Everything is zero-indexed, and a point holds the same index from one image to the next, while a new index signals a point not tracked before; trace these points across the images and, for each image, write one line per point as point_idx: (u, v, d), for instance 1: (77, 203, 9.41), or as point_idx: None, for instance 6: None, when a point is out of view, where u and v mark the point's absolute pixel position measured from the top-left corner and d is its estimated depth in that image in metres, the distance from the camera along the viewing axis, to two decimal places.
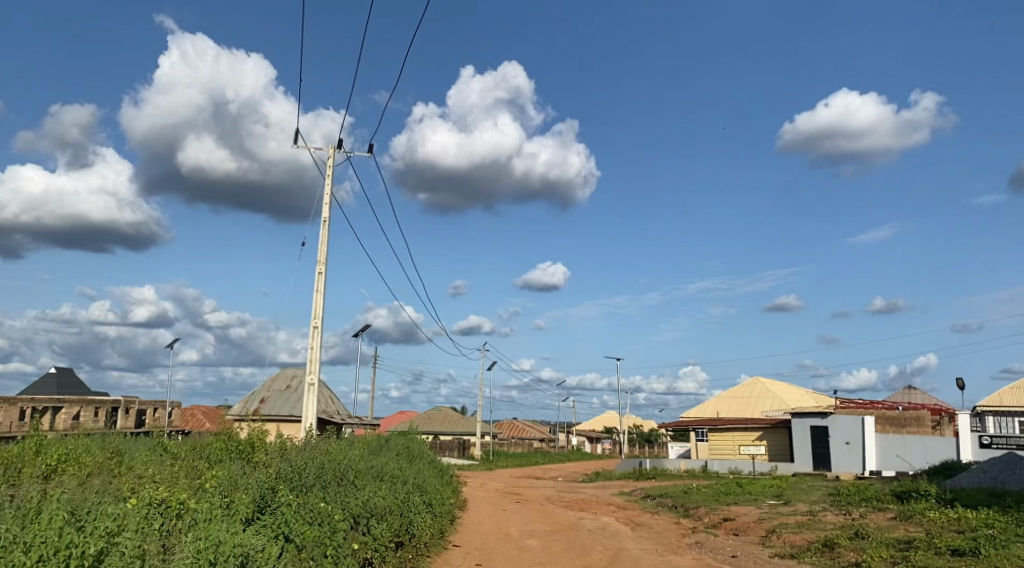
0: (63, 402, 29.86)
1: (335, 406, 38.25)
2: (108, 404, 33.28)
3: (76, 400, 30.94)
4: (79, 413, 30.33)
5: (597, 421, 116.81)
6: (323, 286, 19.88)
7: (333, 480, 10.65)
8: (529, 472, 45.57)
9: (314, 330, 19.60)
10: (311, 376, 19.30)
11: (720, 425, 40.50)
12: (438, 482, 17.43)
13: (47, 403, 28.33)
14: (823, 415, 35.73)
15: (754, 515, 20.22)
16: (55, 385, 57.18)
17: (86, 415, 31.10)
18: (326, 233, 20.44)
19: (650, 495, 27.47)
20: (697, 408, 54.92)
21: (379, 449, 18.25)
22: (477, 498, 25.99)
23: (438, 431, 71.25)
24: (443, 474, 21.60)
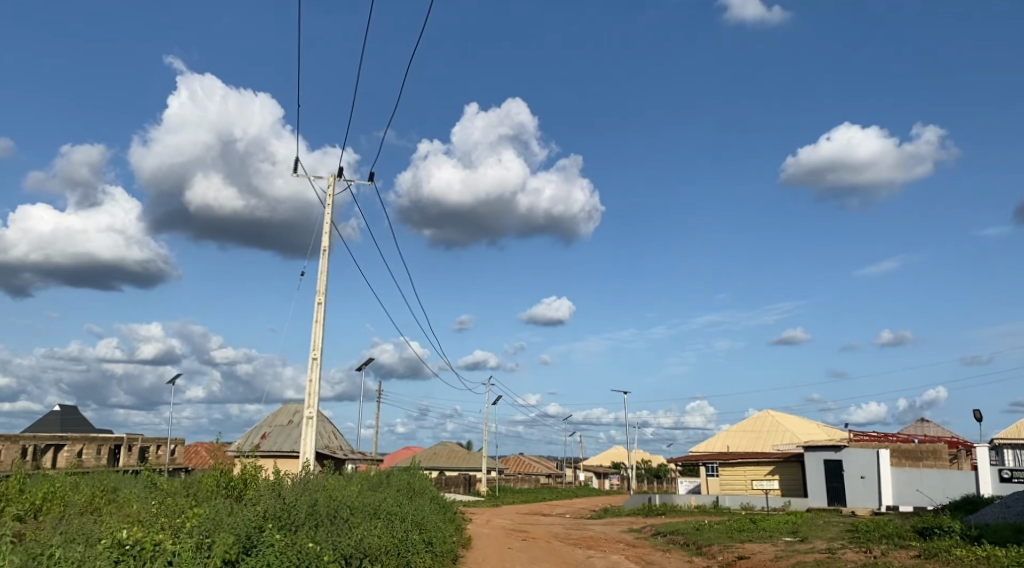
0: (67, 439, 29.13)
1: (338, 442, 37.55)
2: (112, 442, 32.50)
3: (81, 437, 30.19)
4: (82, 450, 29.59)
5: (606, 457, 115.36)
6: (322, 316, 19.39)
7: (325, 518, 10.05)
8: (536, 509, 44.55)
9: (313, 362, 19.05)
10: (309, 409, 18.73)
11: (731, 460, 39.56)
12: (440, 519, 16.76)
13: (50, 440, 27.66)
14: (837, 448, 34.73)
15: (770, 553, 19.42)
16: (58, 423, 56.63)
17: (90, 453, 30.37)
18: (326, 262, 20.00)
19: (661, 532, 26.60)
20: (707, 443, 53.90)
21: (379, 485, 17.63)
22: (482, 536, 25.22)
23: (444, 467, 70.19)
24: (446, 511, 20.89)
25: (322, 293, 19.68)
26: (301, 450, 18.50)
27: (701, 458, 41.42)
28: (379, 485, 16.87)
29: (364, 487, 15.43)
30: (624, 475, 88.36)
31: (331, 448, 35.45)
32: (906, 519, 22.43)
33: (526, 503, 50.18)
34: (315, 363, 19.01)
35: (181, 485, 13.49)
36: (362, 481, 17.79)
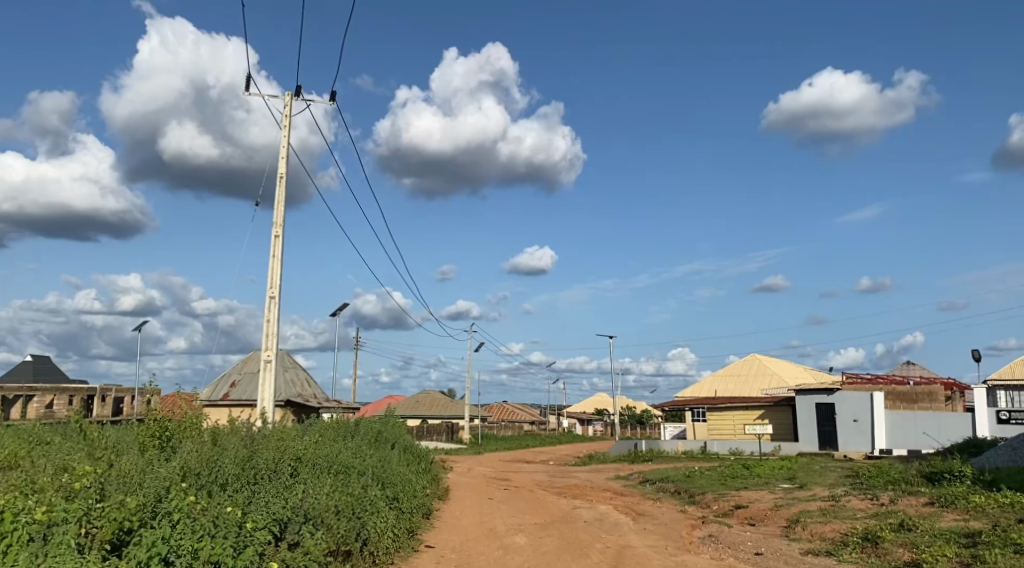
0: (34, 390, 24.97)
1: (312, 389, 36.00)
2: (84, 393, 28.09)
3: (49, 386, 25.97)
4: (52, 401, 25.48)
5: (589, 404, 115.42)
6: (279, 251, 17.38)
7: (261, 472, 8.30)
8: (519, 456, 43.40)
9: (271, 301, 17.09)
10: (267, 352, 16.86)
11: (719, 404, 38.43)
12: (412, 472, 15.13)
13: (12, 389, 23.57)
14: (829, 392, 33.71)
15: (769, 501, 18.08)
16: (30, 373, 54.30)
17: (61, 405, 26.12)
18: (283, 192, 17.87)
19: (650, 479, 25.32)
20: (693, 388, 52.92)
21: (346, 435, 15.94)
22: (461, 486, 23.84)
23: (427, 415, 69.17)
24: (421, 462, 19.24)
25: (279, 226, 17.62)
26: (260, 398, 16.67)
27: (688, 403, 40.28)
28: (342, 435, 15.21)
29: (324, 437, 13.72)
30: (606, 421, 87.99)
31: (306, 397, 33.99)
32: (910, 462, 21.20)
33: (510, 450, 49.11)
34: (273, 303, 17.05)
35: (113, 435, 11.76)
36: (326, 431, 16.12)
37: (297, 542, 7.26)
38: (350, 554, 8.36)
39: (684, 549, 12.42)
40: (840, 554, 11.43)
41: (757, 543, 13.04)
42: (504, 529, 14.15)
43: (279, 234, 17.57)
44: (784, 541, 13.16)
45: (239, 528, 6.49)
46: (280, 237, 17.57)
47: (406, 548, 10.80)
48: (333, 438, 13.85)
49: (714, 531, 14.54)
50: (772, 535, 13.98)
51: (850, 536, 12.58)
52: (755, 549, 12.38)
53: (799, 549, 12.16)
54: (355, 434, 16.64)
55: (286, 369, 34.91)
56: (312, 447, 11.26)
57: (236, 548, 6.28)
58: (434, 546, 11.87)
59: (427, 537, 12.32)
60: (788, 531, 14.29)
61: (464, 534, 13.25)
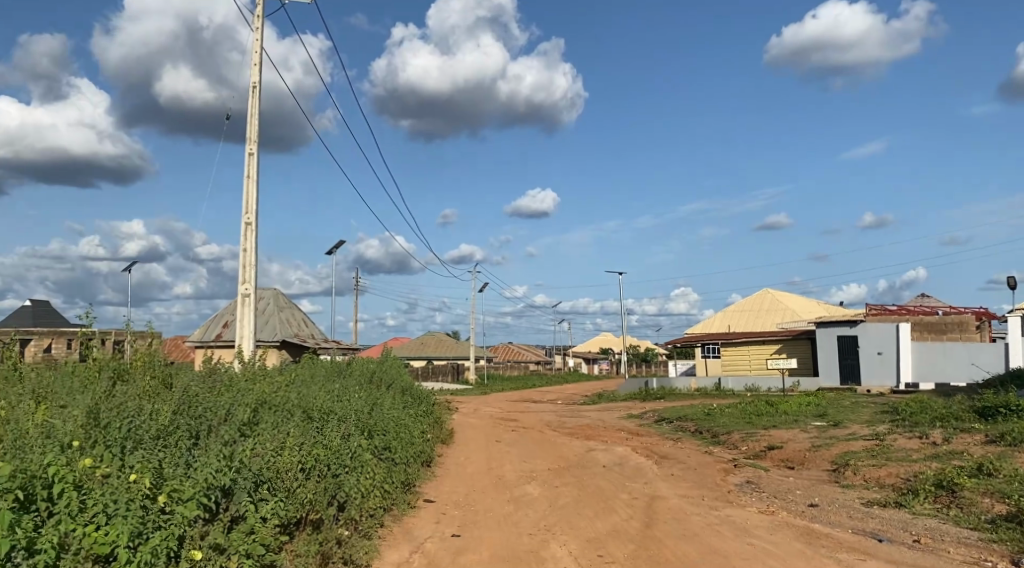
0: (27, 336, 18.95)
1: (309, 329, 34.36)
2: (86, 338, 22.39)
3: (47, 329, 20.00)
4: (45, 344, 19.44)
5: (593, 343, 114.83)
6: (254, 171, 15.22)
7: (203, 421, 6.46)
8: (526, 395, 42.05)
9: (246, 228, 14.98)
10: (244, 287, 14.85)
11: (734, 339, 36.78)
12: (410, 414, 13.36)
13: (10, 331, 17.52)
14: (852, 324, 32.00)
15: (804, 441, 16.40)
16: (30, 317, 52.49)
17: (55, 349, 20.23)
18: (258, 104, 15.58)
19: (666, 418, 23.74)
20: (703, 325, 51.35)
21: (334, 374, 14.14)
22: (466, 428, 22.28)
23: (431, 355, 68.06)
24: (422, 404, 17.46)
25: (253, 143, 15.40)
26: (237, 337, 14.76)
27: (701, 339, 38.67)
28: (332, 376, 13.37)
29: (306, 379, 11.87)
30: (612, 360, 87.10)
31: (302, 338, 32.39)
32: (952, 397, 19.48)
33: (517, 390, 47.86)
34: (249, 230, 14.98)
35: (52, 380, 9.95)
36: (317, 371, 14.25)
37: (240, 517, 5.46)
38: (321, 523, 6.59)
39: (725, 500, 10.62)
40: (912, 506, 9.63)
41: (805, 491, 11.30)
42: (514, 478, 12.40)
43: (254, 153, 15.37)
44: (837, 488, 11.40)
45: (148, 503, 4.69)
46: (255, 155, 15.38)
47: (400, 504, 9.09)
48: (319, 380, 12.03)
49: (751, 477, 12.83)
50: (820, 481, 12.25)
51: (916, 482, 10.82)
52: (807, 500, 10.58)
53: (860, 500, 10.33)
54: (347, 375, 14.78)
55: (280, 309, 33.15)
56: (287, 390, 9.41)
57: (139, 532, 4.47)
58: (434, 500, 10.18)
59: (426, 491, 10.60)
60: (838, 476, 12.50)
61: (468, 485, 11.49)
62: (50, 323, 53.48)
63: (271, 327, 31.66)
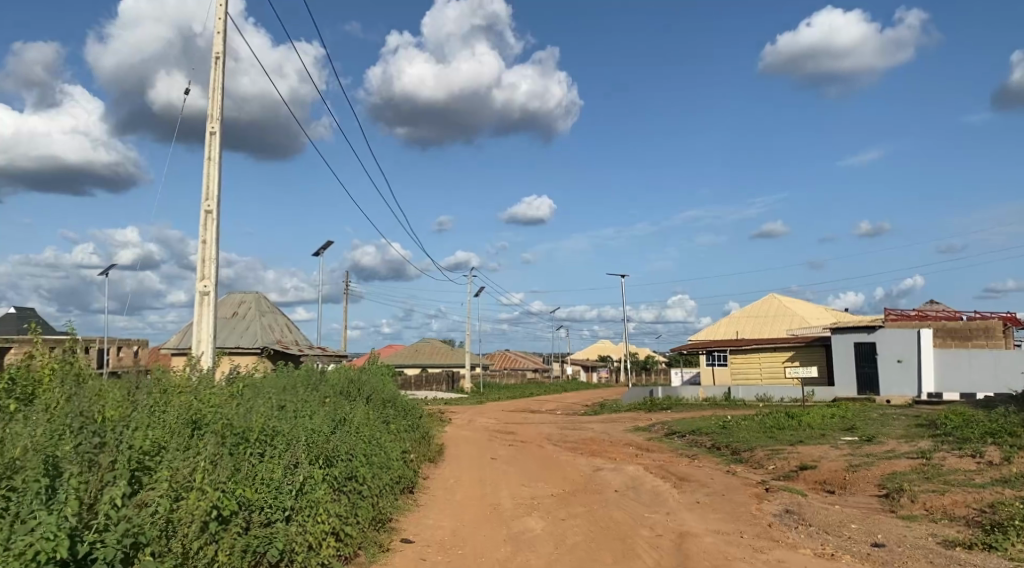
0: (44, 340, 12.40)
1: (294, 335, 32.45)
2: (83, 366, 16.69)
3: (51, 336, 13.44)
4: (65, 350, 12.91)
5: (591, 350, 113.18)
6: (215, 153, 13.34)
7: (78, 447, 4.65)
8: (524, 405, 40.18)
9: (206, 218, 13.11)
10: (202, 284, 12.95)
11: (743, 346, 34.99)
12: (388, 430, 11.50)
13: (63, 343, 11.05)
14: (870, 330, 30.23)
15: (840, 459, 14.55)
16: (14, 322, 49.99)
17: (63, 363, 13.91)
18: (220, 78, 13.66)
19: (677, 431, 21.87)
20: (707, 331, 49.56)
21: (302, 385, 12.21)
22: (460, 442, 20.40)
23: (427, 363, 66.19)
24: (407, 416, 15.56)
25: (214, 121, 13.51)
26: (193, 340, 12.85)
27: (708, 346, 36.84)
28: (302, 387, 11.50)
29: (267, 390, 10.03)
30: (612, 367, 85.29)
31: (285, 345, 30.45)
32: (995, 409, 17.68)
33: (514, 398, 45.93)
34: (210, 220, 13.11)
35: None
36: (284, 381, 12.39)
37: None
38: None
39: (768, 538, 8.73)
40: (1007, 549, 7.73)
41: (860, 524, 9.43)
42: (512, 508, 10.51)
43: (215, 132, 13.49)
44: (899, 521, 9.51)
45: None
46: (216, 135, 13.49)
47: (368, 549, 7.25)
48: (281, 391, 10.21)
49: (790, 504, 10.93)
50: (873, 510, 10.38)
51: (998, 515, 8.93)
52: (869, 538, 8.68)
53: (934, 539, 8.45)
54: (320, 385, 12.87)
55: (264, 314, 31.26)
56: (228, 404, 7.61)
57: None
58: (414, 540, 8.26)
59: (405, 528, 8.67)
60: (891, 504, 10.63)
61: (456, 518, 9.59)
62: (34, 329, 50.94)
63: (252, 333, 29.69)
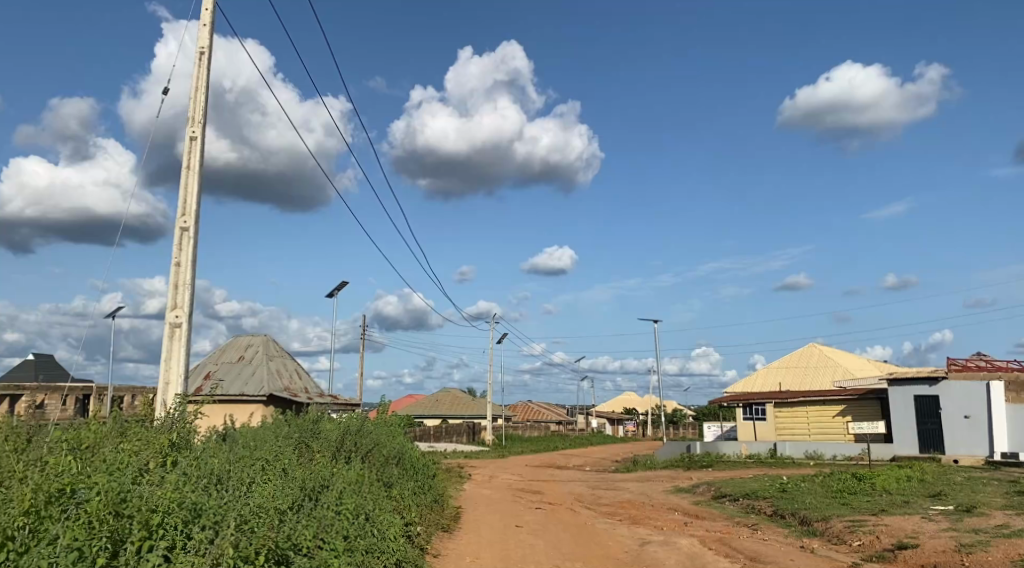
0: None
1: (303, 382, 30.27)
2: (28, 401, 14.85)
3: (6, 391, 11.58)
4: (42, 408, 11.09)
5: (616, 403, 109.81)
6: (195, 162, 11.33)
7: None
8: (549, 460, 37.32)
9: (181, 236, 11.05)
10: (174, 315, 10.84)
11: (788, 398, 32.21)
12: (389, 498, 9.33)
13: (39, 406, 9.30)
14: (932, 381, 27.45)
15: (942, 536, 11.94)
16: (33, 371, 48.29)
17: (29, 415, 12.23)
18: (203, 75, 11.73)
19: (727, 493, 19.23)
20: (744, 383, 46.64)
21: (284, 438, 10.16)
22: (480, 504, 17.96)
23: (447, 415, 63.57)
24: (419, 478, 13.18)
25: (195, 125, 11.47)
26: (162, 381, 10.72)
27: (749, 398, 34.07)
28: (287, 443, 9.42)
29: (238, 447, 8.01)
30: (638, 421, 82.06)
31: (293, 392, 28.18)
32: None
33: (539, 453, 43.16)
34: (186, 240, 11.05)
35: None
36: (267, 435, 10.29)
37: None
38: None
39: None
40: None
41: None
42: None
43: (196, 137, 11.43)
44: None
45: None
46: (197, 140, 11.42)
47: None
48: (257, 447, 8.20)
49: None
50: None
51: None
52: None
53: None
54: (307, 443, 10.68)
55: (271, 359, 29.19)
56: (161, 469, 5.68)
57: None
58: None
59: None
60: None
61: None
62: (53, 376, 49.13)
63: (258, 379, 27.49)
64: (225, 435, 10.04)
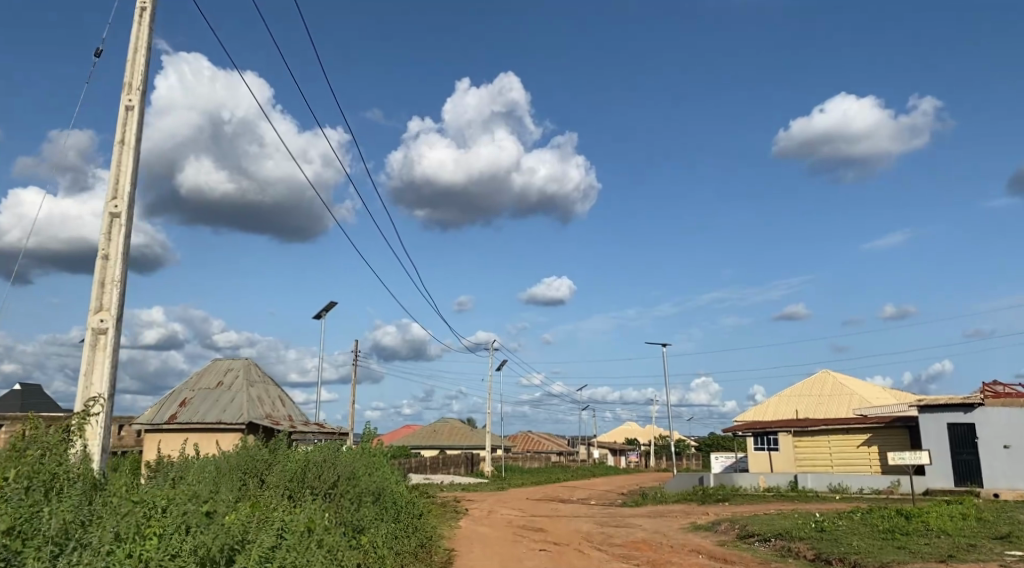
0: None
1: (286, 410, 28.07)
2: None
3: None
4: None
5: (617, 434, 107.04)
6: (131, 135, 9.40)
7: None
8: (551, 493, 34.95)
9: (111, 223, 9.09)
10: (98, 320, 8.83)
11: (808, 427, 30.08)
12: (347, 545, 7.54)
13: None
14: (968, 408, 25.36)
15: None
16: (17, 403, 45.91)
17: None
18: (144, 36, 9.87)
19: (754, 533, 17.04)
20: (755, 411, 44.39)
21: (223, 478, 8.39)
22: (475, 546, 15.78)
23: (444, 445, 61.10)
24: (401, 518, 11.04)
25: (133, 92, 9.56)
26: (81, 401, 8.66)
27: (764, 427, 31.89)
28: (218, 486, 7.56)
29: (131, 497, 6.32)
30: (641, 452, 79.54)
31: (274, 421, 25.95)
32: None
33: (540, 485, 40.70)
34: (117, 228, 9.08)
35: None
36: (197, 478, 8.38)
37: None
38: None
39: None
40: None
41: None
42: None
43: (133, 105, 9.50)
44: None
45: None
46: (134, 110, 9.51)
47: None
48: (160, 494, 6.49)
49: None
50: None
51: None
52: None
53: None
54: (255, 485, 8.86)
55: (251, 385, 26.99)
56: None
57: None
58: None
59: None
60: None
61: None
62: (38, 408, 46.75)
63: (237, 406, 25.28)
64: (146, 482, 8.19)
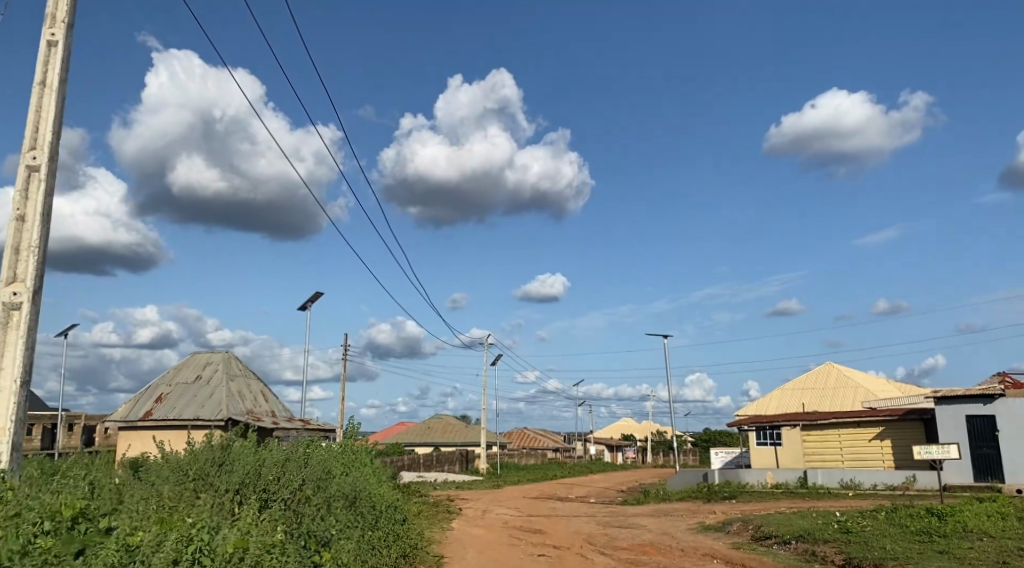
0: None
1: (269, 405, 26.60)
2: None
3: None
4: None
5: (613, 430, 105.89)
6: (54, 76, 7.93)
7: None
8: (548, 491, 33.55)
9: (29, 178, 7.61)
10: (10, 292, 7.35)
11: (816, 421, 28.80)
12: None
13: None
14: (988, 399, 24.04)
15: None
16: None
17: None
18: None
19: (770, 535, 15.68)
20: (757, 405, 43.07)
21: (151, 488, 6.91)
22: (468, 551, 14.34)
23: (439, 441, 59.70)
24: (380, 526, 9.60)
25: (57, 24, 8.08)
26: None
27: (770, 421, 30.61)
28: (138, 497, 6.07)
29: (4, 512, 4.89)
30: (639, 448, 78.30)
31: (255, 417, 24.46)
32: None
33: (536, 483, 39.25)
34: (36, 184, 7.61)
35: None
36: (121, 487, 6.90)
37: None
38: None
39: None
40: None
41: None
42: None
43: (56, 41, 8.04)
44: None
45: None
46: (57, 46, 8.04)
47: None
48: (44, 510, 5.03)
49: None
50: None
51: None
52: None
53: None
54: (193, 491, 7.38)
55: (231, 378, 25.50)
56: None
57: None
58: None
59: None
60: None
61: None
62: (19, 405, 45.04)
63: (216, 401, 23.83)
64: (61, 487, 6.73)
